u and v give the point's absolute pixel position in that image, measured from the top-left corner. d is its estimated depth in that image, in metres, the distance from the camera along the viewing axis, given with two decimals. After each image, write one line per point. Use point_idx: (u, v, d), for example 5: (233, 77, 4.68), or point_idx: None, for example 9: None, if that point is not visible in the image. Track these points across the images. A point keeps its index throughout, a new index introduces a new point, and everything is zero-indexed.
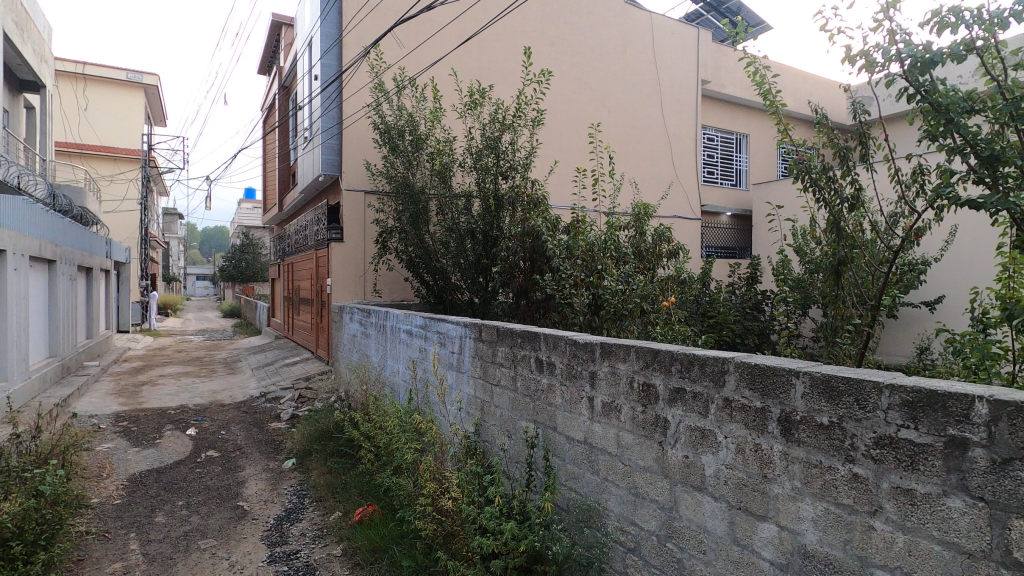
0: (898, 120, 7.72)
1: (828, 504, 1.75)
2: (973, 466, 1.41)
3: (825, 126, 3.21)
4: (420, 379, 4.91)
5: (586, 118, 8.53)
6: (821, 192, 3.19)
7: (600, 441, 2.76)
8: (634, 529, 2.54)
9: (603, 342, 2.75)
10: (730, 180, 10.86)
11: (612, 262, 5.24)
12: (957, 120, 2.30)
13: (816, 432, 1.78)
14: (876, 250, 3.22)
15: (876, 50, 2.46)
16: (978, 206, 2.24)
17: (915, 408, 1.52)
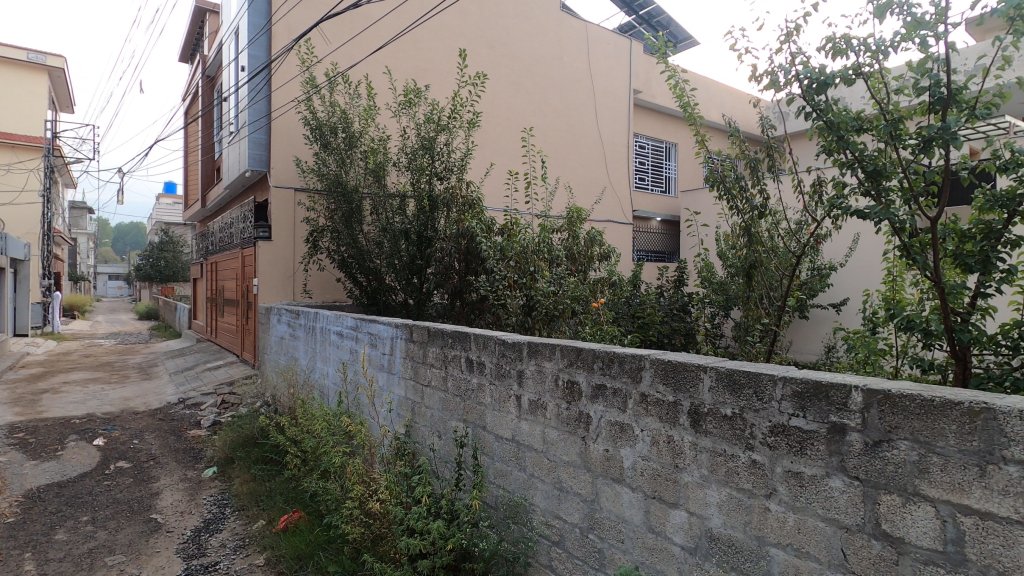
0: (801, 138, 8.30)
1: (730, 489, 1.88)
2: (850, 449, 1.57)
3: (738, 138, 3.43)
4: (350, 381, 4.81)
5: (522, 122, 8.65)
6: (734, 200, 3.39)
7: (527, 438, 2.82)
8: (558, 523, 2.62)
9: (530, 341, 2.81)
10: (660, 187, 11.36)
11: (545, 264, 5.35)
12: (847, 137, 2.54)
13: (721, 423, 1.91)
14: (781, 255, 3.49)
15: (779, 70, 2.66)
16: (864, 215, 2.48)
17: (803, 398, 1.67)
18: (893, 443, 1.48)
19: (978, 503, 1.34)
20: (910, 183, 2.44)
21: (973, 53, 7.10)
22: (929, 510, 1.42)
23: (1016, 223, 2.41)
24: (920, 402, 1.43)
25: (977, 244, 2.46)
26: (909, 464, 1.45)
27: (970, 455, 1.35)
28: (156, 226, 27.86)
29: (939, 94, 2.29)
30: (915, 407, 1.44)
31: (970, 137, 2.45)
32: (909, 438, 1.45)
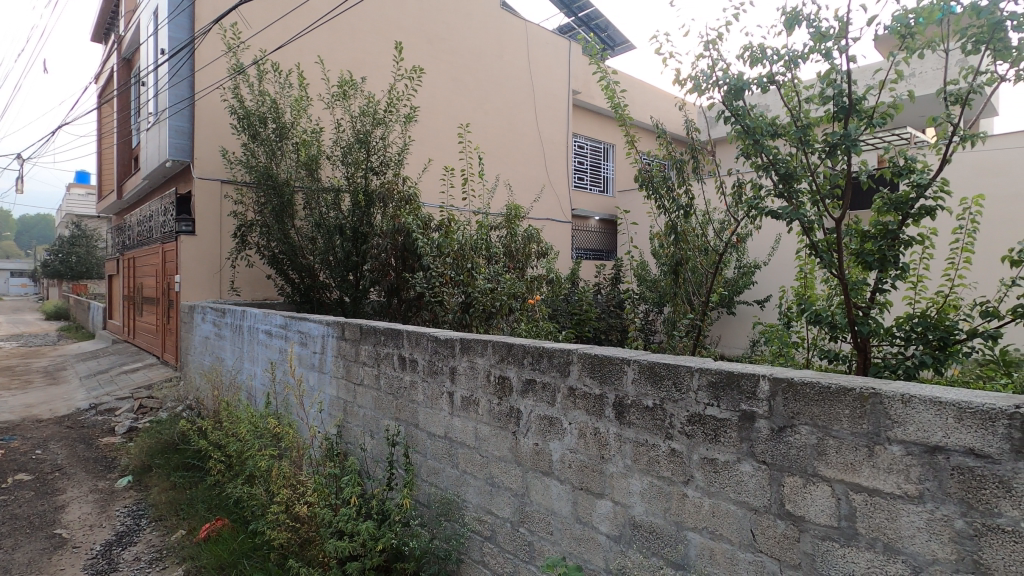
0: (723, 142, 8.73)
1: (652, 478, 1.95)
2: (758, 435, 1.67)
3: (665, 140, 3.56)
4: (279, 381, 4.63)
5: (461, 118, 8.60)
6: (661, 200, 3.52)
7: (459, 435, 2.82)
8: (490, 518, 2.64)
9: (463, 337, 2.81)
10: (598, 186, 11.62)
11: (482, 261, 5.34)
12: (762, 141, 2.68)
13: (643, 414, 1.98)
14: (704, 253, 3.66)
15: (702, 75, 2.77)
16: (777, 215, 2.63)
17: (717, 388, 1.76)
18: (795, 428, 1.58)
19: (867, 481, 1.45)
20: (818, 186, 2.61)
21: (870, 68, 7.68)
22: (825, 490, 1.53)
23: (909, 225, 2.62)
24: (819, 389, 1.54)
25: (876, 243, 2.67)
26: (809, 447, 1.56)
27: (860, 436, 1.46)
28: (65, 218, 25.72)
29: (842, 103, 2.46)
30: (814, 394, 1.55)
31: (869, 145, 2.65)
32: (808, 423, 1.56)
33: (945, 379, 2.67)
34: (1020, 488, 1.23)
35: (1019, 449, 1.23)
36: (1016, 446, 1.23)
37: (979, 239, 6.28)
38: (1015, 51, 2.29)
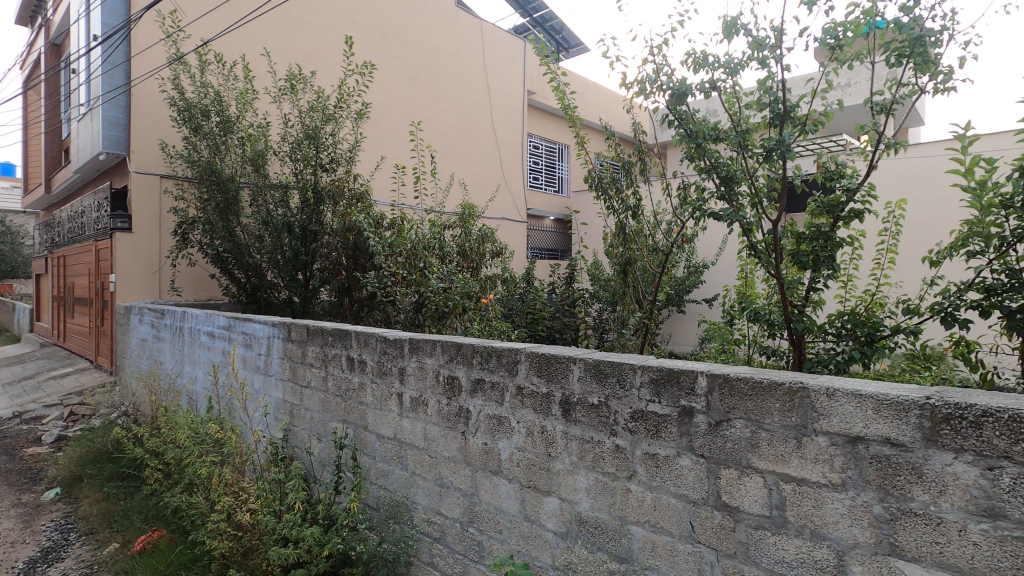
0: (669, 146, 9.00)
1: (597, 474, 1.99)
2: (697, 429, 1.72)
3: (614, 141, 3.63)
4: (222, 384, 4.45)
5: (415, 115, 8.50)
6: (611, 201, 3.59)
7: (409, 435, 2.79)
8: (439, 519, 2.62)
9: (412, 337, 2.78)
10: (554, 187, 11.71)
11: (436, 260, 5.29)
12: (705, 145, 2.77)
13: (589, 411, 2.01)
14: (651, 252, 3.76)
15: (648, 80, 2.84)
16: (719, 217, 2.72)
17: (658, 384, 1.81)
18: (731, 422, 1.64)
19: (796, 471, 1.52)
20: (757, 189, 2.71)
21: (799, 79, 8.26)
22: (758, 481, 1.59)
23: (839, 227, 2.76)
24: (752, 384, 1.60)
25: (810, 244, 2.80)
26: (744, 440, 1.62)
27: (790, 428, 1.53)
28: None
29: (777, 110, 2.57)
30: (748, 389, 1.61)
31: (803, 151, 2.77)
32: (743, 417, 1.62)
33: (872, 373, 2.83)
34: (930, 474, 1.31)
35: (929, 437, 1.31)
36: (926, 435, 1.32)
37: (904, 239, 6.68)
38: (933, 65, 2.45)
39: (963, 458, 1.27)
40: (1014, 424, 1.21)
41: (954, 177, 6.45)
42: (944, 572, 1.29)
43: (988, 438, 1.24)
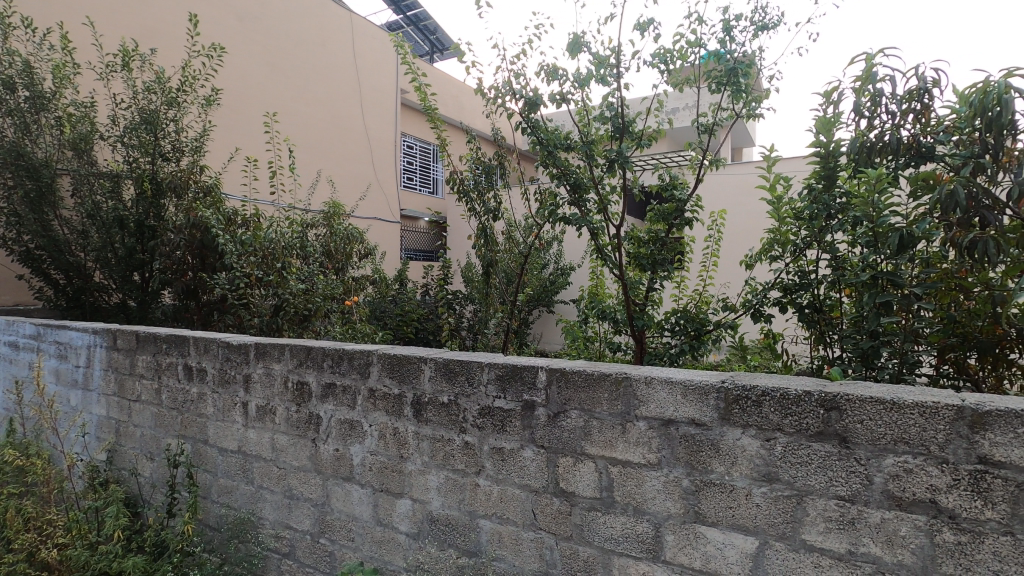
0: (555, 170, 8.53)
1: (448, 472, 2.01)
2: (537, 421, 1.82)
3: (476, 145, 3.71)
4: (28, 403, 3.80)
5: (276, 106, 7.96)
6: (473, 203, 3.66)
7: (254, 447, 2.61)
8: (288, 533, 2.49)
9: (258, 342, 2.60)
10: (428, 188, 11.61)
11: (296, 260, 4.97)
12: (556, 153, 2.92)
13: (439, 410, 2.03)
14: (513, 254, 3.89)
15: (505, 88, 2.93)
16: (568, 221, 2.89)
17: (503, 380, 1.88)
18: (567, 413, 1.76)
19: (621, 455, 1.67)
20: (601, 196, 2.93)
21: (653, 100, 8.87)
22: (590, 466, 1.72)
23: (673, 233, 3.07)
24: (584, 377, 1.73)
25: (649, 248, 3.07)
26: (578, 429, 1.74)
27: (616, 415, 1.68)
28: None
29: (618, 124, 2.83)
30: (581, 381, 1.73)
31: (643, 163, 3.04)
32: (577, 408, 1.74)
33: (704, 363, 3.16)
34: (725, 449, 1.51)
35: (724, 416, 1.51)
36: (722, 414, 1.51)
37: (722, 245, 7.58)
38: (744, 94, 2.82)
39: (748, 432, 1.48)
40: (784, 401, 1.43)
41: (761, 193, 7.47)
42: (736, 532, 1.49)
43: (766, 414, 1.45)
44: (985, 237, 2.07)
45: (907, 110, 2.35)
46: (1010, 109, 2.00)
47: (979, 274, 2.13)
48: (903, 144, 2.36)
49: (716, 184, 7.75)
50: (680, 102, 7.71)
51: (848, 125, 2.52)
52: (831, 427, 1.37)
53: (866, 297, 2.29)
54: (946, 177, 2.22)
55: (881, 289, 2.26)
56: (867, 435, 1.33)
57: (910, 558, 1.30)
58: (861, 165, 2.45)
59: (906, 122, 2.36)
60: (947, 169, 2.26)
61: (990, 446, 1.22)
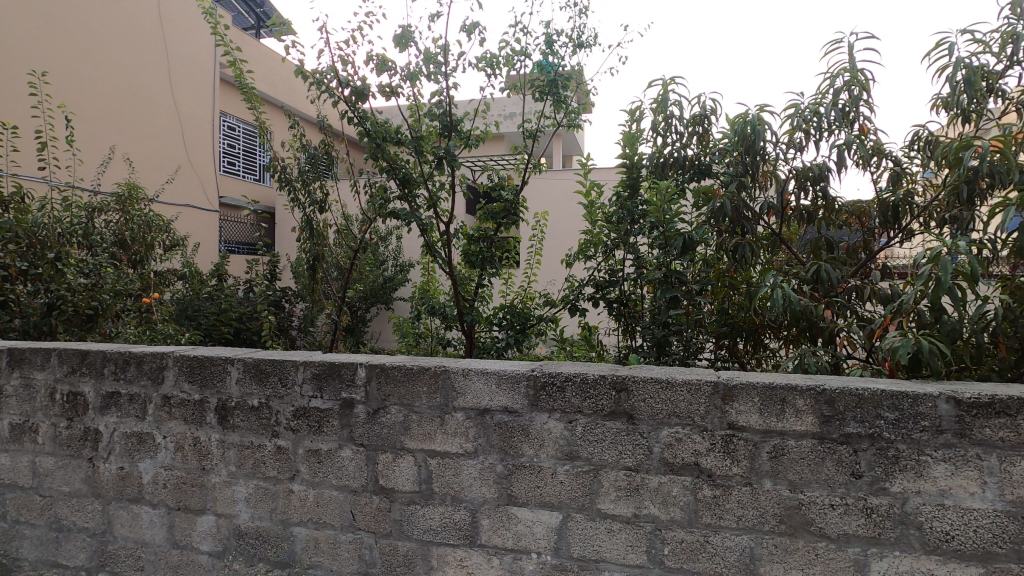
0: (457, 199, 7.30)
1: (257, 480, 1.87)
2: (356, 419, 1.77)
3: (299, 132, 3.48)
4: None
5: (50, 63, 6.57)
6: (295, 193, 3.43)
7: (7, 475, 2.15)
8: (56, 572, 2.10)
9: (12, 348, 2.14)
10: (253, 174, 10.59)
11: (76, 250, 4.18)
12: (385, 147, 2.85)
13: (248, 415, 1.87)
14: (342, 248, 3.72)
15: (331, 74, 2.79)
16: (396, 215, 2.85)
17: (320, 379, 1.80)
18: (386, 409, 1.75)
19: (440, 446, 1.70)
20: (431, 193, 2.94)
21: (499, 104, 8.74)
22: (409, 460, 1.73)
23: (501, 231, 3.19)
24: (403, 372, 1.73)
25: (478, 245, 3.16)
26: (397, 424, 1.74)
27: (435, 408, 1.70)
28: None
29: (446, 122, 2.87)
30: (401, 375, 1.73)
31: (473, 163, 3.12)
32: (397, 403, 1.74)
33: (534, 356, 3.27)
34: (534, 433, 1.62)
35: (533, 402, 1.62)
36: (532, 400, 1.62)
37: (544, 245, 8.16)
38: (563, 105, 3.05)
39: (554, 415, 1.60)
40: (584, 385, 1.58)
41: (576, 197, 8.18)
42: (544, 509, 1.61)
43: (569, 398, 1.59)
44: (744, 243, 2.50)
45: (691, 132, 2.73)
46: (762, 138, 2.43)
47: (742, 273, 2.56)
48: (688, 161, 2.74)
49: (542, 186, 8.26)
50: (514, 106, 8.00)
51: (648, 141, 2.85)
52: (621, 406, 1.55)
53: (659, 293, 2.62)
54: (719, 191, 2.63)
55: (670, 286, 2.61)
56: (649, 412, 1.53)
57: (680, 513, 1.52)
58: (658, 177, 2.79)
59: (691, 143, 2.74)
60: (720, 185, 2.67)
61: (737, 414, 1.48)
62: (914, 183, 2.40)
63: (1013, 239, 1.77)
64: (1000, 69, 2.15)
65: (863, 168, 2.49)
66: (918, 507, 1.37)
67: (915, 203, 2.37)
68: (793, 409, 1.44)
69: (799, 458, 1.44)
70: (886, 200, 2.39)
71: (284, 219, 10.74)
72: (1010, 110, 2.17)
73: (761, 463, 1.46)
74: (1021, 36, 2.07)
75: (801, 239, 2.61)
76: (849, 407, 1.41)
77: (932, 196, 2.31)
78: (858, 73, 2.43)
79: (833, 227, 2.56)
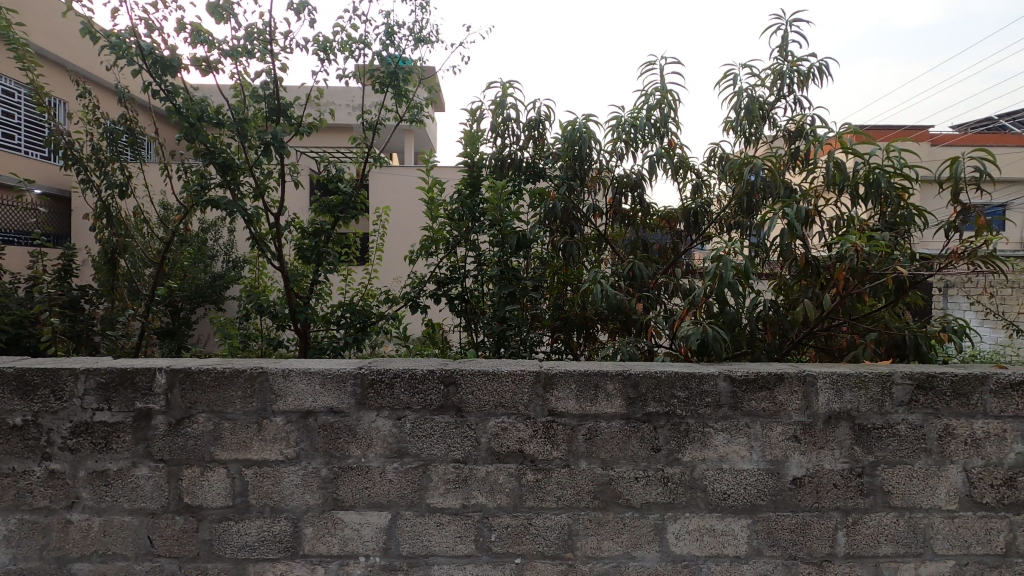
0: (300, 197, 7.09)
1: (22, 514, 1.56)
2: (155, 432, 1.57)
3: (92, 103, 2.97)
4: None
5: None
6: (86, 173, 2.92)
7: None
8: None
9: None
10: (37, 151, 8.83)
11: None
12: (201, 127, 2.53)
13: (8, 436, 1.55)
14: (152, 240, 3.26)
15: (130, 38, 2.39)
16: (215, 204, 2.54)
17: (108, 389, 1.55)
18: (193, 418, 1.57)
19: (257, 455, 1.57)
20: (258, 181, 2.68)
21: (342, 95, 8.41)
22: (221, 472, 1.57)
23: (339, 226, 3.01)
24: (213, 375, 1.56)
25: (313, 239, 2.93)
26: (206, 434, 1.57)
27: (251, 414, 1.57)
28: None
29: (274, 105, 2.64)
30: (210, 380, 1.56)
31: (307, 152, 2.92)
32: (205, 411, 1.57)
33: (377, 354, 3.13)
34: (361, 433, 1.57)
35: (360, 401, 1.56)
36: (358, 399, 1.57)
37: (387, 241, 8.01)
38: (404, 98, 2.98)
39: (382, 413, 1.57)
40: (413, 381, 1.56)
41: (420, 193, 8.14)
42: (372, 510, 1.57)
43: (397, 395, 1.56)
44: (573, 243, 2.68)
45: (527, 136, 2.85)
46: (588, 146, 2.62)
47: (573, 271, 2.74)
48: (524, 164, 2.85)
49: (382, 180, 8.09)
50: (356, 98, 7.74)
51: (487, 141, 2.92)
52: (450, 400, 1.56)
53: (497, 289, 2.69)
54: (552, 193, 2.79)
55: (507, 282, 2.69)
56: (477, 404, 1.57)
57: (506, 499, 1.58)
58: (497, 177, 2.87)
59: (527, 146, 2.86)
60: (553, 187, 2.83)
61: (557, 401, 1.57)
62: (711, 193, 2.76)
63: (776, 244, 2.13)
64: (772, 100, 2.56)
65: (672, 179, 2.81)
66: (704, 472, 1.59)
67: (712, 210, 2.73)
68: (605, 393, 1.57)
69: (609, 437, 1.58)
70: (689, 206, 2.72)
71: (79, 204, 9.13)
72: (780, 135, 2.60)
73: (577, 446, 1.57)
74: (785, 73, 2.49)
75: (623, 241, 2.87)
76: (650, 389, 1.58)
77: (724, 205, 2.68)
78: (668, 94, 2.74)
79: (648, 230, 2.85)
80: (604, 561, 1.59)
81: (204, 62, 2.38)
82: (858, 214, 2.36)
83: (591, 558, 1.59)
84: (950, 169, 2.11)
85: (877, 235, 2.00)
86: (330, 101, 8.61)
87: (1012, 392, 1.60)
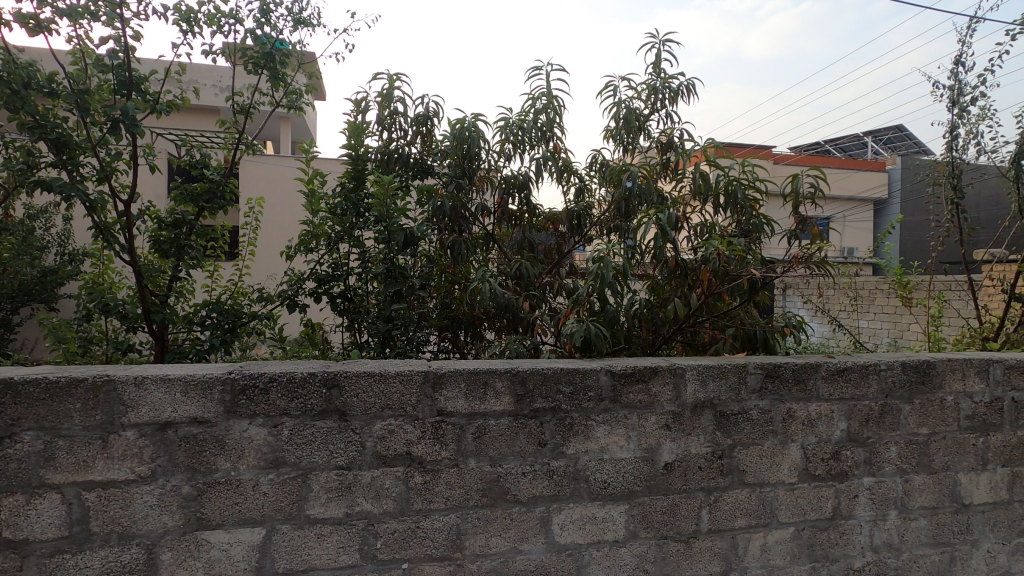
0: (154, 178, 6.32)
1: None
2: None
3: None
4: None
5: None
6: None
7: None
8: None
9: None
10: None
11: None
12: (28, 96, 2.13)
13: None
14: None
15: None
16: (46, 186, 2.16)
17: None
18: (15, 438, 1.33)
19: (101, 475, 1.37)
20: (103, 163, 2.33)
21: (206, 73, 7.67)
22: (54, 498, 1.35)
23: (203, 217, 2.70)
24: (44, 387, 1.34)
25: (172, 231, 2.62)
26: (34, 455, 1.34)
27: (93, 429, 1.37)
28: None
29: (122, 77, 2.30)
30: (39, 392, 1.34)
31: (165, 134, 2.60)
32: (33, 428, 1.34)
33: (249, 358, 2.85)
34: (230, 444, 1.43)
35: (229, 409, 1.43)
36: (228, 407, 1.43)
37: (260, 234, 7.46)
38: (282, 82, 2.76)
39: (255, 422, 1.44)
40: (291, 385, 1.46)
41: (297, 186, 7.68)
42: (242, 527, 1.44)
43: (273, 401, 1.45)
44: (460, 241, 2.68)
45: (415, 131, 2.78)
46: (477, 145, 2.62)
47: (460, 269, 2.73)
48: (412, 159, 2.79)
49: (253, 169, 7.53)
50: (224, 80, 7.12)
51: (374, 134, 2.80)
52: (333, 404, 1.48)
53: (383, 288, 2.59)
54: (440, 190, 2.75)
55: (393, 280, 2.61)
56: (362, 407, 1.50)
57: (392, 504, 1.53)
58: (383, 171, 2.76)
59: (415, 142, 2.80)
60: (442, 185, 2.80)
61: (445, 401, 1.55)
62: (592, 197, 2.90)
63: (650, 247, 2.29)
64: (647, 113, 2.74)
65: (557, 182, 2.90)
66: (586, 463, 1.66)
67: (593, 213, 2.86)
68: (494, 391, 1.59)
69: (497, 435, 1.59)
70: (573, 209, 2.83)
71: None
72: (653, 146, 2.79)
73: (466, 445, 1.57)
74: (658, 89, 2.68)
75: (510, 240, 2.91)
76: (537, 385, 1.62)
77: (604, 209, 2.83)
78: (553, 99, 2.82)
79: (534, 231, 2.92)
80: (492, 557, 1.60)
81: (33, 20, 2.02)
82: (719, 221, 2.61)
83: (479, 556, 1.59)
84: (793, 184, 2.41)
85: (734, 240, 2.23)
86: (193, 79, 7.80)
87: (839, 377, 1.86)
